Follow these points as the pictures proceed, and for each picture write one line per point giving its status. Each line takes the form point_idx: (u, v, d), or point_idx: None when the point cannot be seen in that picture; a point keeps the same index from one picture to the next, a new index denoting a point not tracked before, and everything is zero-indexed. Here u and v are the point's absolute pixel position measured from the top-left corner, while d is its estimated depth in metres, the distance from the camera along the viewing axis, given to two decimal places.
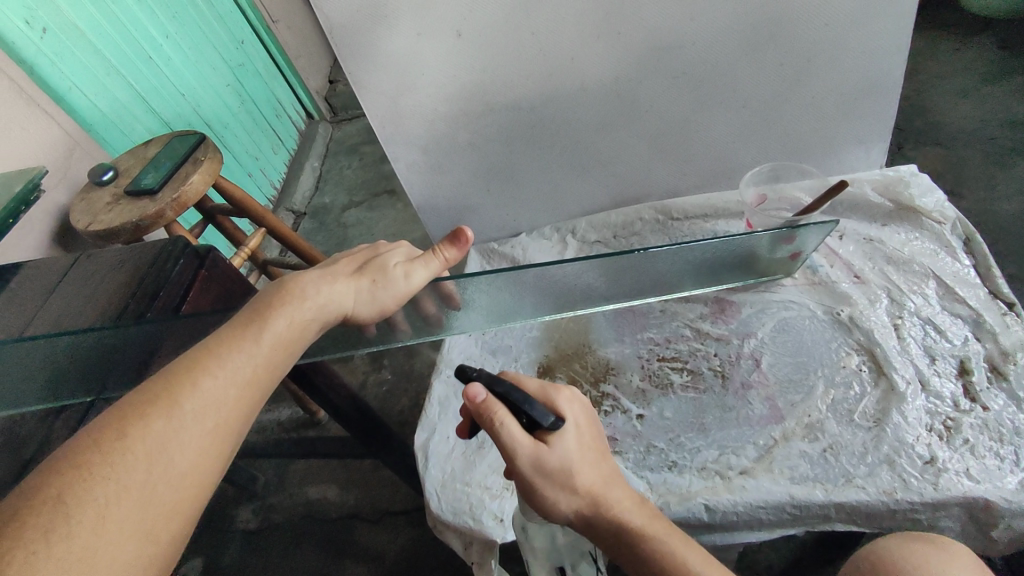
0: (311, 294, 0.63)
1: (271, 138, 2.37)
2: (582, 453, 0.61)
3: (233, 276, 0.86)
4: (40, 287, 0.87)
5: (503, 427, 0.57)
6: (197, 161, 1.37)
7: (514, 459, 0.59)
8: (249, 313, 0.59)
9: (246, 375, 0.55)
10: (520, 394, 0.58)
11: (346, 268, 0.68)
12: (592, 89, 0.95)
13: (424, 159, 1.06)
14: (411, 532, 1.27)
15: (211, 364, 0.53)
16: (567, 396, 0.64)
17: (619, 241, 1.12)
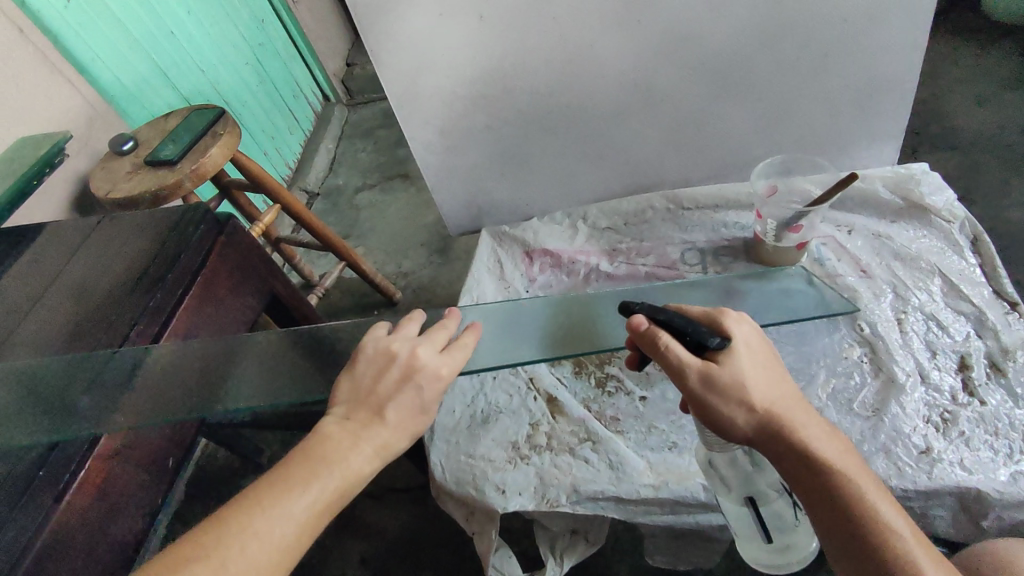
0: (363, 468, 0.57)
1: (287, 118, 2.39)
2: (754, 369, 0.61)
3: (252, 246, 0.89)
4: (62, 246, 0.89)
5: (668, 349, 0.61)
6: (216, 135, 1.39)
7: (684, 379, 0.62)
8: (302, 470, 0.56)
9: (290, 540, 0.52)
10: (680, 319, 0.63)
11: (399, 434, 0.59)
12: (610, 78, 0.96)
13: (441, 140, 1.07)
14: (412, 509, 1.30)
15: (258, 526, 0.51)
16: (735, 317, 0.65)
17: (629, 229, 1.11)
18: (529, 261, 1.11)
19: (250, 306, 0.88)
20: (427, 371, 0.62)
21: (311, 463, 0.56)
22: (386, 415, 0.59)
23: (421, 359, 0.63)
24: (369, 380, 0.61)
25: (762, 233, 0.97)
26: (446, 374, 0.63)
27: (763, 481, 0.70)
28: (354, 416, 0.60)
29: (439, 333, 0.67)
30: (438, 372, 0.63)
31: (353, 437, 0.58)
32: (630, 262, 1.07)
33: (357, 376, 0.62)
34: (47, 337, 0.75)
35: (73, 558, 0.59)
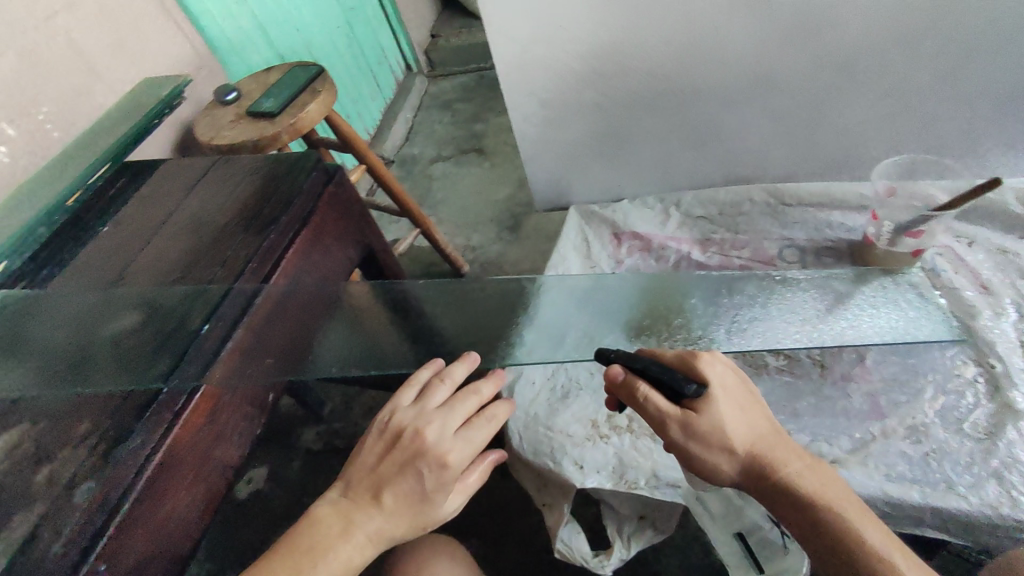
0: (352, 559, 0.59)
1: (370, 84, 2.43)
2: (730, 410, 0.65)
3: (354, 199, 0.90)
4: (180, 182, 0.93)
5: (649, 400, 0.65)
6: (315, 91, 1.41)
7: (665, 425, 0.65)
8: (287, 570, 0.57)
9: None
10: (658, 367, 0.65)
11: (393, 520, 0.61)
12: (729, 62, 0.92)
13: (541, 112, 1.06)
14: None
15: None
16: (710, 358, 0.67)
17: (724, 220, 1.07)
18: (617, 242, 1.10)
19: (348, 259, 0.90)
20: (428, 454, 0.62)
21: (302, 553, 0.58)
22: (383, 499, 0.61)
23: (423, 441, 0.63)
24: (373, 460, 0.64)
25: (875, 236, 0.92)
26: (455, 461, 0.62)
27: (752, 513, 0.74)
28: (354, 498, 0.62)
29: (459, 409, 0.67)
30: (443, 457, 0.62)
31: (344, 527, 0.60)
32: (724, 252, 1.03)
33: (369, 451, 0.66)
34: (167, 261, 0.79)
35: (184, 475, 0.61)
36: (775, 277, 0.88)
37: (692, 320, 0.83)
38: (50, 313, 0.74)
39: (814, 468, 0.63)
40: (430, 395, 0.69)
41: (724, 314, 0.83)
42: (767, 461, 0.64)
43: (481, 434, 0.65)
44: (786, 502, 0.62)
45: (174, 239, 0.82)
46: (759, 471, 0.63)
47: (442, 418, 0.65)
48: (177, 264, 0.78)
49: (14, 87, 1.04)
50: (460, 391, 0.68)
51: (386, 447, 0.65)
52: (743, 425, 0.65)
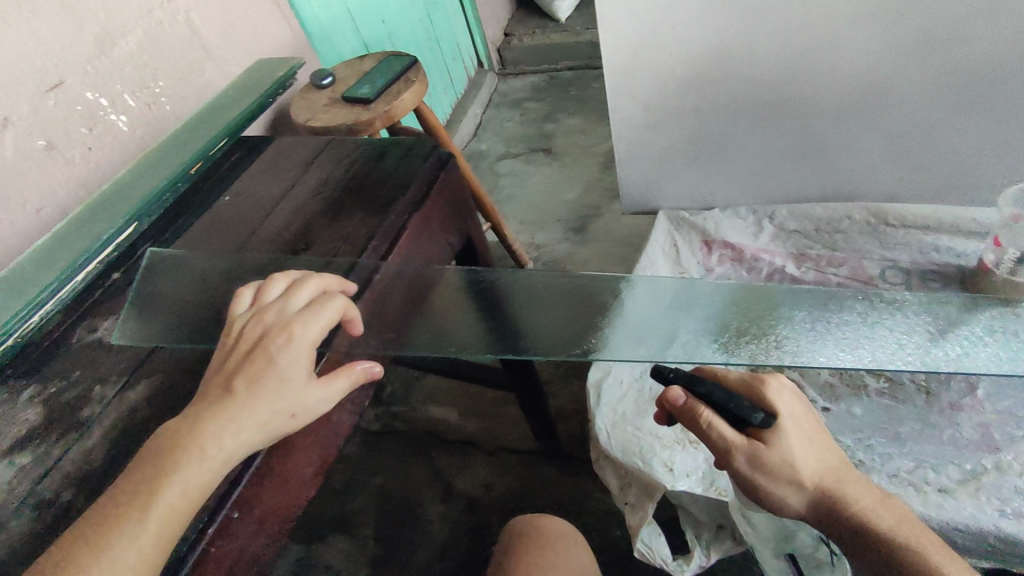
0: (211, 453, 0.54)
1: (444, 79, 2.47)
2: (798, 442, 0.64)
3: (462, 187, 0.92)
4: (296, 159, 0.97)
5: (713, 428, 0.64)
6: (409, 81, 1.44)
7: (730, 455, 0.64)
8: (142, 475, 0.52)
9: (138, 558, 0.49)
10: (723, 393, 0.64)
11: (253, 404, 0.56)
12: (844, 75, 0.91)
13: (641, 116, 1.06)
14: (522, 472, 1.34)
15: (90, 554, 0.49)
16: (775, 387, 0.67)
17: (821, 236, 1.05)
18: (707, 250, 1.09)
19: (451, 244, 0.91)
20: (273, 333, 0.60)
21: (166, 456, 0.53)
22: (234, 386, 0.57)
23: (269, 327, 0.61)
24: (223, 358, 0.60)
25: (994, 263, 0.90)
26: (301, 341, 0.59)
27: (805, 538, 0.75)
28: (206, 397, 0.57)
29: (297, 293, 0.64)
30: (286, 332, 0.59)
31: (199, 418, 0.55)
32: (819, 269, 1.01)
33: (226, 348, 0.61)
34: (288, 232, 0.82)
35: (306, 438, 0.67)
36: (874, 298, 0.84)
37: (783, 333, 0.78)
38: (180, 273, 0.80)
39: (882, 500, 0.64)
40: (266, 293, 0.65)
41: (820, 331, 0.79)
42: (836, 496, 0.64)
43: (318, 320, 0.61)
44: (852, 533, 0.63)
45: (294, 213, 0.85)
46: (829, 507, 0.64)
47: (283, 302, 0.63)
48: (297, 235, 0.81)
49: (138, 61, 1.09)
50: (297, 279, 0.66)
51: (233, 343, 0.61)
52: (812, 458, 0.64)
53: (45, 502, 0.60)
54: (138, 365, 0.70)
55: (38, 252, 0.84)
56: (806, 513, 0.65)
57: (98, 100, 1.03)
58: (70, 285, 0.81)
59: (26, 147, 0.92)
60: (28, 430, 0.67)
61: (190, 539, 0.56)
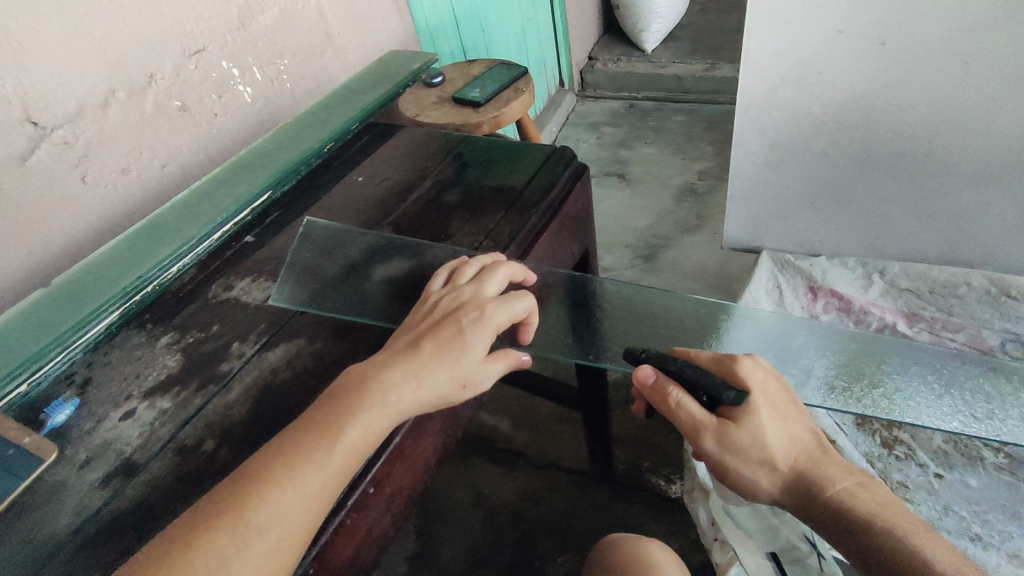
0: (393, 401, 0.56)
1: None
2: (773, 423, 0.60)
3: (589, 201, 0.93)
4: (429, 151, 1.00)
5: (683, 409, 0.60)
6: (518, 90, 1.46)
7: (699, 437, 0.61)
8: (330, 409, 0.55)
9: (320, 486, 0.52)
10: (693, 370, 0.60)
11: (434, 365, 0.58)
12: (993, 137, 0.90)
13: (765, 153, 1.07)
14: (572, 492, 1.32)
15: (280, 476, 0.51)
16: (750, 362, 0.61)
17: (934, 299, 1.03)
18: (812, 296, 1.09)
19: (572, 254, 0.91)
20: (468, 310, 0.62)
21: (353, 393, 0.56)
22: (423, 345, 0.59)
23: (463, 303, 0.63)
24: (414, 322, 0.64)
25: None
26: (489, 317, 0.62)
27: (787, 530, 0.78)
28: (392, 351, 0.60)
29: (490, 277, 0.67)
30: (480, 312, 0.62)
31: (387, 369, 0.58)
32: (934, 332, 1.00)
33: (420, 314, 0.65)
34: (425, 222, 0.84)
35: (432, 429, 0.67)
36: (987, 367, 0.81)
37: (911, 389, 0.76)
38: (321, 244, 0.82)
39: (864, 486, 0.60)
40: (460, 272, 0.69)
41: (939, 391, 0.77)
42: (809, 478, 0.61)
43: (504, 306, 0.63)
44: (825, 514, 0.60)
45: (431, 204, 0.87)
46: (799, 492, 0.61)
47: (478, 286, 0.66)
48: (435, 226, 0.83)
49: (273, 38, 1.12)
50: (488, 266, 0.69)
51: (424, 310, 0.65)
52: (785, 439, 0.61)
53: (188, 449, 0.60)
54: (277, 328, 0.72)
55: (182, 206, 0.89)
56: (779, 496, 0.62)
57: (229, 69, 1.05)
58: (207, 242, 0.85)
59: (164, 104, 0.95)
60: (168, 375, 0.68)
61: (331, 506, 0.56)
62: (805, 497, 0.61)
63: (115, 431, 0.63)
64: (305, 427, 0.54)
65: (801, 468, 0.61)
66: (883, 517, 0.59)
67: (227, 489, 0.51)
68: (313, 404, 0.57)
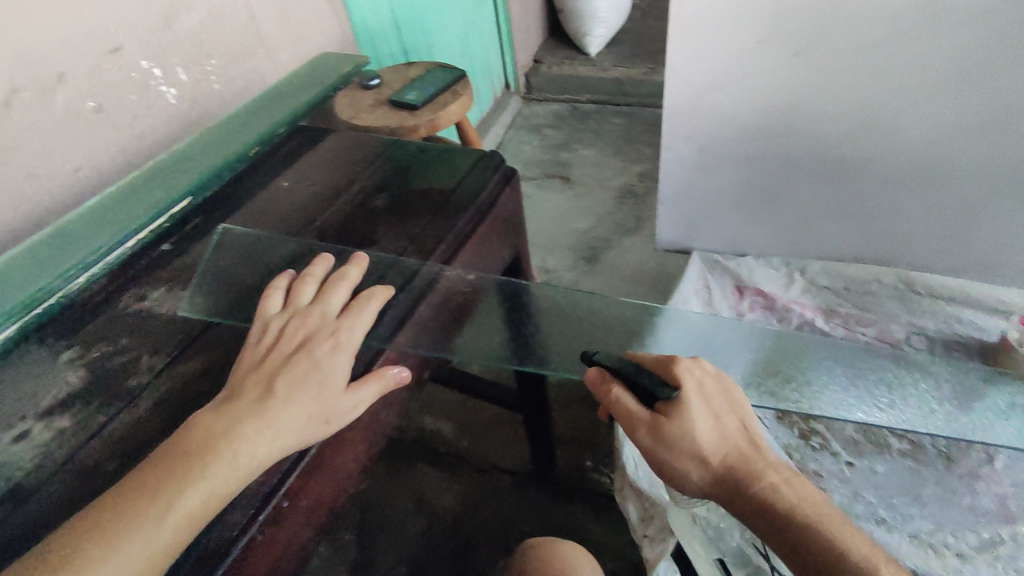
0: (243, 460, 0.55)
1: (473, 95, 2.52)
2: (705, 419, 0.62)
3: (520, 204, 0.94)
4: (358, 156, 0.98)
5: (622, 403, 0.63)
6: (456, 94, 1.46)
7: (634, 431, 0.63)
8: (161, 473, 0.53)
9: (141, 562, 0.49)
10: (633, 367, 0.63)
11: (290, 403, 0.59)
12: (898, 144, 0.95)
13: (694, 157, 1.10)
14: (514, 493, 1.33)
15: (95, 553, 0.49)
16: (689, 363, 0.65)
17: (850, 295, 1.09)
18: (739, 295, 1.12)
19: (504, 258, 0.92)
20: (319, 339, 0.64)
21: (202, 447, 0.54)
22: (277, 386, 0.60)
23: (312, 330, 0.65)
24: (261, 354, 0.64)
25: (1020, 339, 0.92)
26: (343, 344, 0.64)
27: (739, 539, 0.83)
28: (245, 392, 0.60)
29: (335, 298, 0.69)
30: (332, 339, 0.64)
31: (235, 417, 0.57)
32: (848, 327, 1.04)
33: (260, 343, 0.65)
34: (351, 228, 0.83)
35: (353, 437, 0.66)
36: (903, 366, 0.88)
37: (821, 383, 0.81)
38: (246, 253, 0.80)
39: (796, 484, 0.61)
40: (298, 295, 0.70)
41: (851, 385, 0.82)
42: (743, 476, 0.61)
43: (357, 330, 0.66)
44: (756, 510, 0.61)
45: (357, 209, 0.86)
46: (731, 488, 0.62)
47: (322, 307, 0.68)
48: (361, 232, 0.82)
49: (195, 38, 1.07)
50: (331, 282, 0.71)
51: (271, 341, 0.65)
52: (718, 434, 0.62)
53: (88, 469, 0.57)
54: (190, 340, 0.69)
55: (93, 214, 0.85)
56: (712, 493, 0.62)
57: (151, 69, 1.01)
58: (119, 250, 0.81)
59: (75, 107, 0.90)
60: (71, 392, 0.65)
61: (241, 523, 0.55)
62: (737, 493, 0.61)
63: (8, 454, 0.60)
64: (144, 486, 0.52)
65: (732, 465, 0.62)
66: (808, 515, 0.60)
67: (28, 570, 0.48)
68: (154, 458, 0.54)
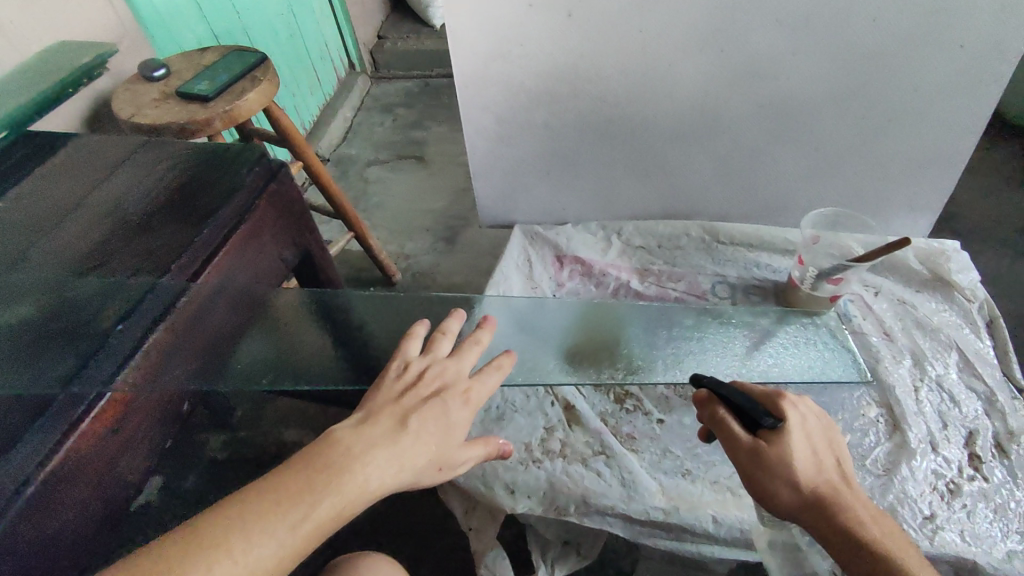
0: (371, 488, 0.51)
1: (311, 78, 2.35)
2: (803, 448, 0.63)
3: (297, 199, 0.86)
4: (100, 160, 0.85)
5: (723, 422, 0.66)
6: (254, 79, 1.33)
7: (735, 450, 0.65)
8: (300, 481, 0.49)
9: (266, 568, 0.45)
10: (743, 397, 0.65)
11: (419, 445, 0.56)
12: (678, 99, 0.96)
13: (495, 128, 1.06)
14: None
15: (234, 546, 0.45)
16: (793, 399, 0.67)
17: (663, 253, 1.10)
18: (559, 265, 1.11)
19: (285, 261, 0.86)
20: (452, 391, 0.62)
21: (331, 467, 0.50)
22: (411, 421, 0.57)
23: (446, 382, 0.63)
24: (394, 391, 0.61)
25: (799, 278, 0.97)
26: (475, 398, 0.63)
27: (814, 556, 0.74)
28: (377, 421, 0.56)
29: (468, 355, 0.67)
30: (464, 396, 0.62)
31: (370, 443, 0.54)
32: (660, 284, 1.06)
33: (399, 379, 0.63)
34: (79, 248, 0.71)
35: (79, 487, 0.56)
36: (706, 315, 0.95)
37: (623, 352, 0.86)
38: None
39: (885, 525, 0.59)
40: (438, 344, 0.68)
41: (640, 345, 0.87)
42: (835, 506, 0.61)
43: (485, 387, 0.65)
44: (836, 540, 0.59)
45: (89, 225, 0.74)
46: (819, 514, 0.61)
47: (457, 361, 0.66)
48: (90, 251, 0.70)
49: None
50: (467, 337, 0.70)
51: (406, 378, 0.62)
52: (813, 464, 0.63)
53: None
54: None
55: None
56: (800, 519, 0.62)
57: None
58: None
59: None
60: None
61: None
62: (822, 519, 0.60)
63: None
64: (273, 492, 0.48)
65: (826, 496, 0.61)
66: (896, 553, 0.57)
67: (171, 550, 0.44)
68: (293, 465, 0.50)
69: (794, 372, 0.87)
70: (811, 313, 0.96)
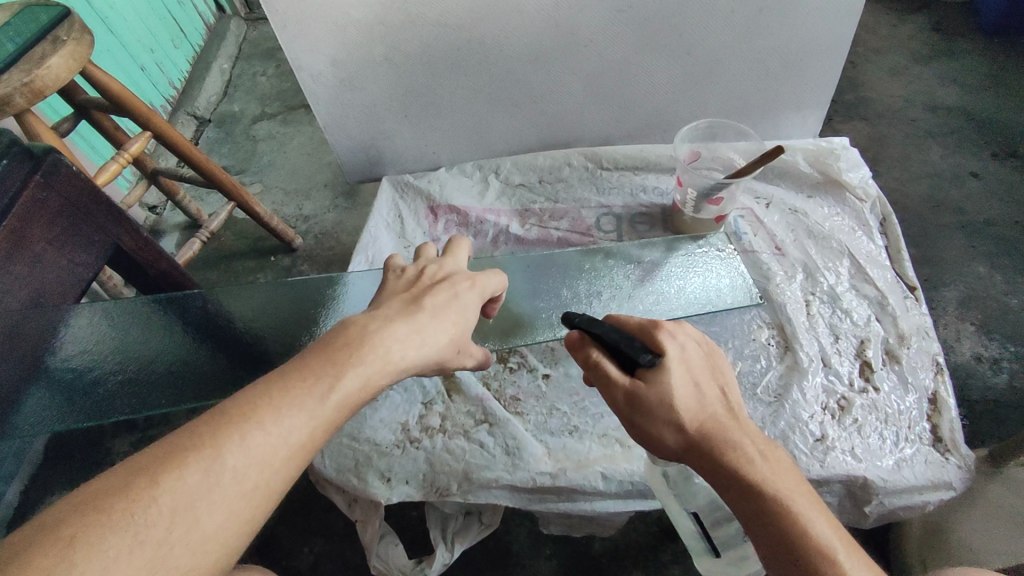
0: (389, 359, 0.50)
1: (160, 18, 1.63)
2: (683, 381, 0.54)
3: (90, 185, 0.66)
4: None
5: (598, 366, 0.56)
6: (55, 40, 0.85)
7: (613, 395, 0.56)
8: (323, 358, 0.47)
9: (301, 438, 0.43)
10: (617, 334, 0.56)
11: (436, 322, 0.57)
12: (527, 13, 0.82)
13: (333, 73, 0.90)
14: None
15: (265, 417, 0.42)
16: (671, 328, 0.57)
17: (543, 187, 1.01)
18: (433, 217, 1.00)
19: (83, 264, 0.68)
20: (457, 279, 0.63)
21: (346, 346, 0.49)
22: (423, 303, 0.57)
23: (445, 274, 0.64)
24: (400, 284, 0.61)
25: (682, 202, 0.90)
26: (480, 284, 0.65)
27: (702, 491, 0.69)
28: (388, 308, 0.56)
29: (461, 254, 0.69)
30: (469, 282, 0.64)
31: (386, 321, 0.53)
32: (542, 224, 0.98)
33: (403, 278, 0.63)
34: None
35: None
36: (590, 252, 0.87)
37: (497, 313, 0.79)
38: None
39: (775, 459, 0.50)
40: (425, 250, 0.69)
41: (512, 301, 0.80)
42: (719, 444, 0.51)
43: (487, 281, 0.66)
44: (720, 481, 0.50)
45: None
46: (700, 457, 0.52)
47: (454, 260, 0.67)
48: None
49: None
50: (449, 245, 0.70)
51: (402, 277, 0.62)
52: (696, 399, 0.53)
53: None
54: None
55: None
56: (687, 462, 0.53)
57: None
58: None
59: None
60: None
61: None
62: (705, 461, 0.51)
63: None
64: (293, 367, 0.46)
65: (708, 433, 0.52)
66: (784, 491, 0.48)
67: (208, 427, 0.40)
68: (307, 350, 0.49)
69: (682, 303, 0.82)
70: (697, 238, 0.90)
